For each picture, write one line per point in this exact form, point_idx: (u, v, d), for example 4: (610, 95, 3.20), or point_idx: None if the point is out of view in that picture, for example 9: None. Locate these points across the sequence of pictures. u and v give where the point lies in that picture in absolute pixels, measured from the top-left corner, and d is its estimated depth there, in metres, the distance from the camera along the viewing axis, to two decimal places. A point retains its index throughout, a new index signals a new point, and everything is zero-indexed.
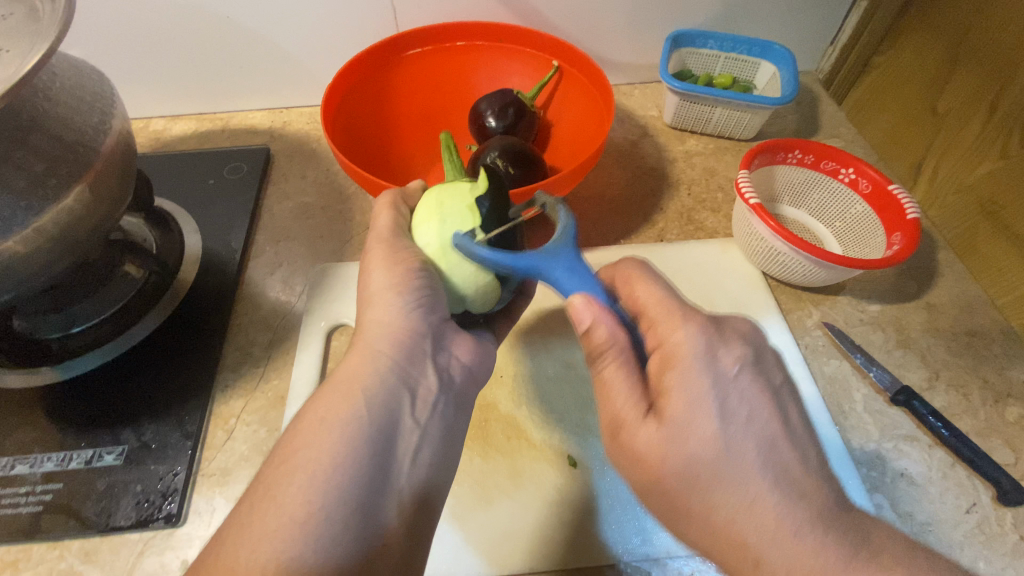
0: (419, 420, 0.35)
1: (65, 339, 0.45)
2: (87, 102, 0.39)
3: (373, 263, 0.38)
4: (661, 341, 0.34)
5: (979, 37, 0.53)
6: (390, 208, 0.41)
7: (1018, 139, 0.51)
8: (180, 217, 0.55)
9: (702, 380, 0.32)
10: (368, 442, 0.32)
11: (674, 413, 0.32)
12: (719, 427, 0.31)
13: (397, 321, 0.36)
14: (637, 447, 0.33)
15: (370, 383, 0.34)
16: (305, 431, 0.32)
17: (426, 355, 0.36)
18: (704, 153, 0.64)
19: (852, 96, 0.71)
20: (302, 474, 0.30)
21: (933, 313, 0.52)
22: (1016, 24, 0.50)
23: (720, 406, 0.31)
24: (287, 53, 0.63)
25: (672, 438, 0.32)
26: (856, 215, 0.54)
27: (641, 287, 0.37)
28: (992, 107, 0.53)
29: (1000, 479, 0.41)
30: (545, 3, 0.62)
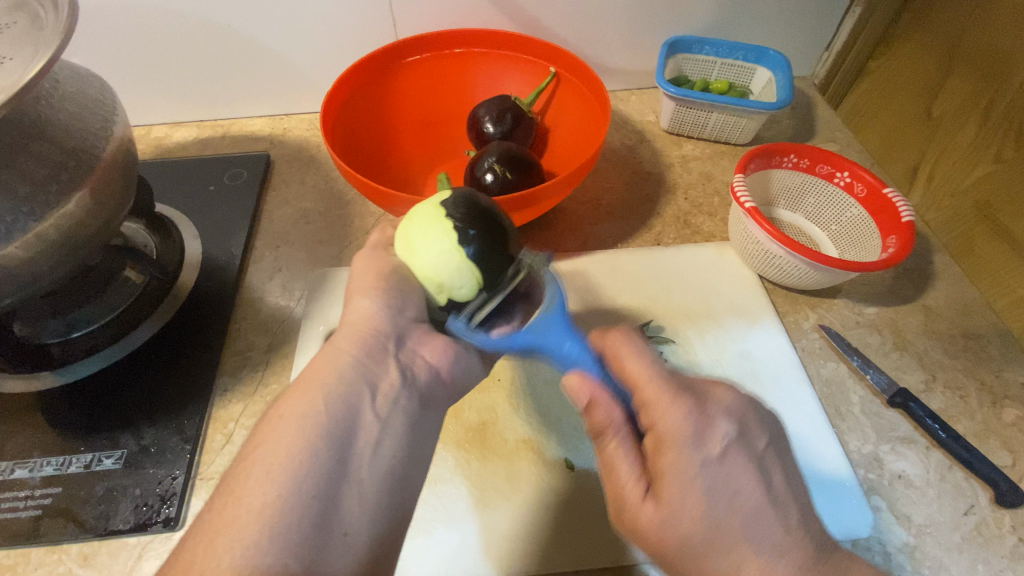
0: (381, 414, 0.34)
1: (66, 344, 0.46)
2: (90, 109, 0.40)
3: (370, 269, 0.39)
4: (654, 425, 0.34)
5: (974, 41, 0.54)
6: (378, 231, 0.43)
7: (1013, 143, 0.51)
8: (181, 222, 0.55)
9: (692, 467, 0.32)
10: (326, 436, 0.31)
11: (669, 498, 0.32)
12: (708, 513, 0.31)
13: (364, 322, 0.37)
14: (640, 524, 0.34)
15: (331, 382, 0.34)
16: (268, 428, 0.32)
17: (387, 353, 0.36)
18: (700, 157, 0.64)
19: (848, 100, 0.71)
20: (261, 468, 0.30)
21: (930, 315, 0.52)
22: (1009, 27, 0.51)
23: (709, 494, 0.31)
24: (288, 61, 0.64)
25: (670, 522, 0.32)
26: (852, 219, 0.55)
27: (630, 363, 0.36)
28: (986, 110, 0.54)
29: (997, 480, 0.41)
30: (543, 11, 0.62)
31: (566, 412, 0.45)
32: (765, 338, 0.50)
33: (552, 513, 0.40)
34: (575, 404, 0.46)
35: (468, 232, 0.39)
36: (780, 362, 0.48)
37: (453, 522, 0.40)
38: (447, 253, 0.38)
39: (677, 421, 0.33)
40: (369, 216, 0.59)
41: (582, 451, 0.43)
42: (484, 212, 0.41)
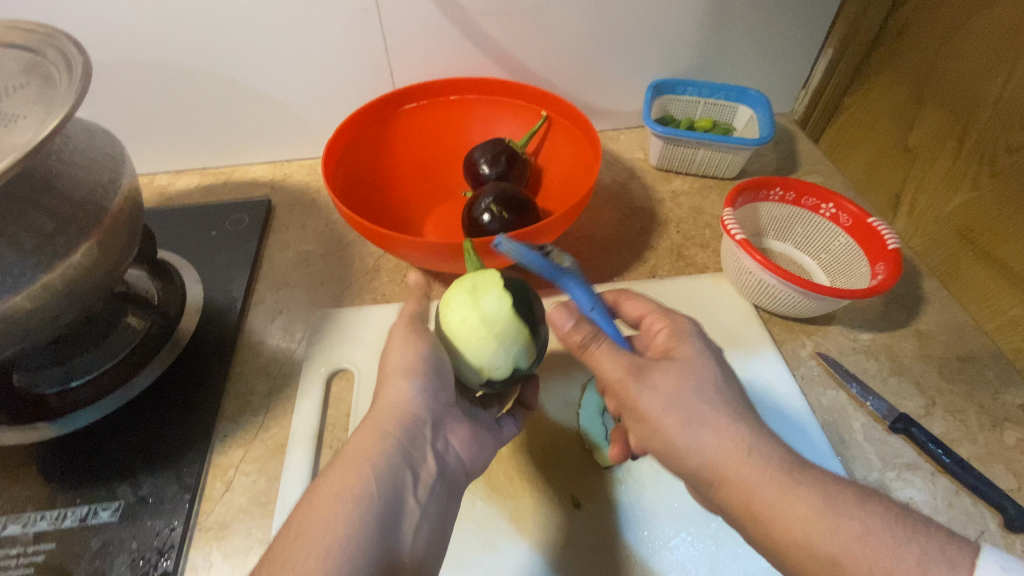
0: (420, 499, 0.36)
1: (64, 393, 0.45)
2: (99, 163, 0.41)
3: (394, 340, 0.40)
4: (665, 326, 0.41)
5: (941, 79, 0.57)
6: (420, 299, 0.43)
7: (986, 173, 0.54)
8: (183, 268, 0.56)
9: (700, 342, 0.39)
10: (373, 520, 0.32)
11: (686, 357, 0.38)
12: (719, 372, 0.37)
13: (404, 404, 0.37)
14: (655, 380, 0.36)
15: (376, 460, 0.35)
16: (318, 505, 0.32)
17: (425, 440, 0.37)
18: (690, 192, 0.66)
19: (828, 135, 0.75)
20: (311, 545, 0.30)
21: (924, 340, 0.53)
22: (973, 65, 0.54)
23: (717, 362, 0.38)
24: (290, 110, 0.67)
25: (690, 373, 0.36)
26: (840, 247, 0.56)
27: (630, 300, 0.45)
28: (959, 141, 0.56)
29: (1005, 505, 0.41)
30: (534, 59, 0.66)
31: (571, 446, 0.45)
32: (764, 366, 0.50)
33: (562, 556, 0.39)
34: (578, 440, 0.45)
35: (509, 321, 0.39)
36: (781, 391, 0.49)
37: (461, 567, 0.39)
38: (487, 341, 0.38)
39: (682, 319, 0.41)
40: (369, 256, 0.60)
41: (587, 489, 0.42)
42: (521, 294, 0.40)
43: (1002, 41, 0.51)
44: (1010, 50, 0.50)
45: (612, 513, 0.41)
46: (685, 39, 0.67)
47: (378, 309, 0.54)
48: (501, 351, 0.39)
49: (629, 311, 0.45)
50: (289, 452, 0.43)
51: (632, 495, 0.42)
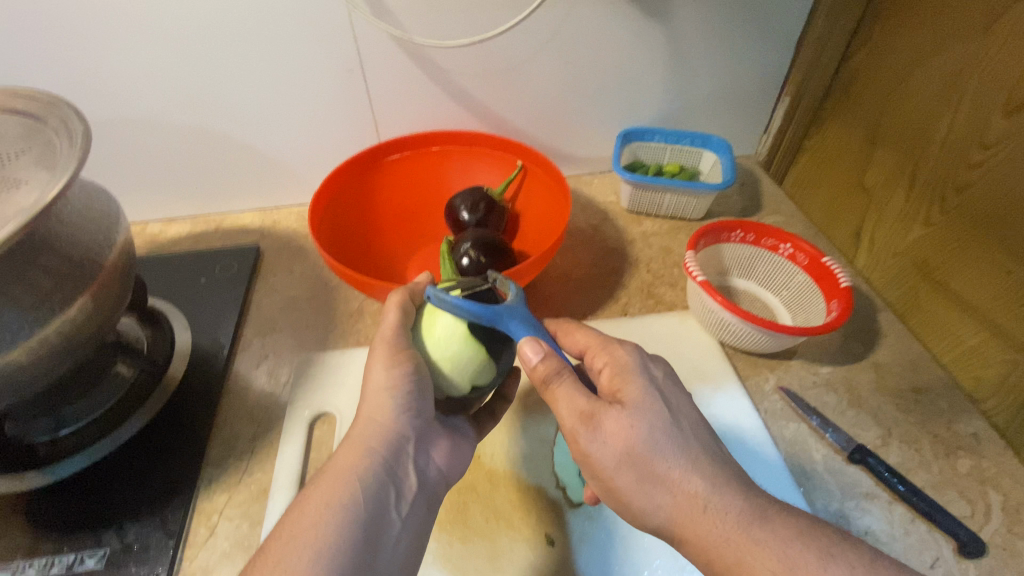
0: (402, 514, 0.37)
1: (54, 442, 0.47)
2: (96, 222, 0.43)
3: (374, 357, 0.40)
4: (607, 362, 0.42)
5: (892, 122, 0.62)
6: (400, 307, 0.43)
7: (936, 208, 0.58)
8: (173, 315, 0.58)
9: (643, 379, 0.39)
10: (358, 533, 0.33)
11: (634, 398, 0.38)
12: (666, 412, 0.38)
13: (388, 421, 0.38)
14: (609, 428, 0.37)
15: (361, 475, 0.36)
16: (302, 519, 0.33)
17: (408, 455, 0.38)
18: (659, 233, 0.70)
19: (791, 175, 0.79)
20: (294, 558, 0.31)
21: (880, 372, 0.56)
22: (920, 111, 0.59)
23: (661, 398, 0.39)
24: (280, 161, 0.70)
25: (639, 417, 0.37)
26: (798, 285, 0.60)
27: (578, 333, 0.45)
28: (910, 181, 0.61)
29: (957, 531, 0.43)
30: (510, 112, 0.70)
31: (545, 482, 0.46)
32: (730, 401, 0.53)
33: None
34: (552, 477, 0.47)
35: (461, 343, 0.41)
36: (746, 425, 0.51)
37: None
38: (442, 362, 0.41)
39: (622, 353, 0.42)
40: (353, 300, 0.62)
41: (561, 525, 0.44)
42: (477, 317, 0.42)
43: (944, 91, 0.56)
44: (952, 98, 0.55)
45: (585, 549, 0.43)
46: (651, 92, 0.71)
47: (360, 352, 0.56)
48: (454, 370, 0.41)
49: (573, 345, 0.45)
50: (272, 496, 0.45)
51: (604, 530, 0.44)
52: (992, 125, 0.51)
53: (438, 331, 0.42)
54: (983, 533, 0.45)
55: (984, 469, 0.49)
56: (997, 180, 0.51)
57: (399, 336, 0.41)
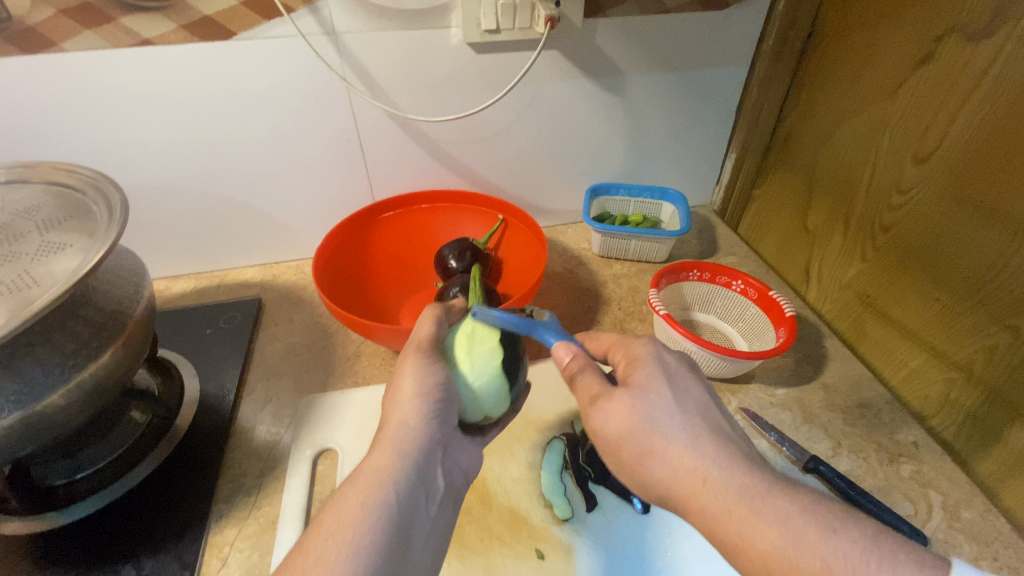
0: (429, 514, 0.41)
1: (71, 484, 0.49)
2: (126, 278, 0.49)
3: (405, 367, 0.45)
4: (623, 355, 0.45)
5: (825, 172, 0.72)
6: (434, 319, 0.49)
7: (871, 245, 0.67)
8: (181, 364, 0.62)
9: (655, 366, 0.42)
10: (392, 527, 0.37)
11: (642, 382, 0.41)
12: (672, 394, 0.41)
13: (418, 425, 0.42)
14: (612, 409, 0.41)
15: (393, 475, 0.40)
16: (339, 513, 0.37)
17: (437, 458, 0.43)
18: (628, 274, 0.78)
19: (744, 221, 0.89)
20: (334, 548, 0.35)
21: (829, 391, 0.63)
22: (846, 162, 0.69)
23: (670, 382, 0.41)
24: (281, 221, 0.77)
25: (644, 398, 0.40)
26: (751, 316, 0.67)
27: (603, 334, 0.49)
28: (845, 222, 0.70)
29: (902, 528, 0.49)
30: (491, 172, 0.78)
31: (535, 502, 0.51)
32: None
33: None
34: (541, 497, 0.51)
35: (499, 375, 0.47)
36: None
37: None
38: (480, 383, 0.46)
39: (637, 345, 0.45)
40: (351, 344, 0.67)
41: (551, 540, 0.48)
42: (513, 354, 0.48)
43: (865, 145, 0.66)
44: (872, 152, 0.65)
45: (573, 560, 0.47)
46: (614, 152, 0.81)
47: (360, 391, 0.60)
48: (484, 397, 0.47)
49: (596, 346, 0.49)
50: (280, 527, 0.48)
51: (590, 541, 0.48)
52: (907, 173, 0.61)
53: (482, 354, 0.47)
54: (927, 528, 0.50)
55: (925, 472, 0.55)
56: (916, 220, 0.61)
57: (434, 345, 0.47)
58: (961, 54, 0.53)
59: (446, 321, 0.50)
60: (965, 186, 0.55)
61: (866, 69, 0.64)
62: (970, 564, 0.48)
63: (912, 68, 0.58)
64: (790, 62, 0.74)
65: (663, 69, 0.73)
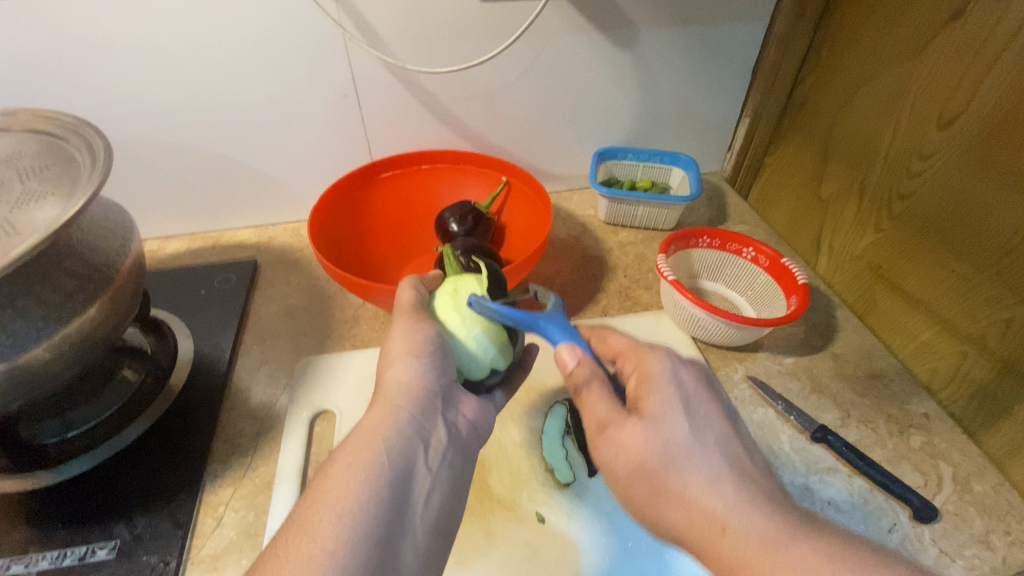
0: (432, 467, 0.39)
1: (62, 443, 0.49)
2: (113, 231, 0.46)
3: (395, 331, 0.45)
4: (635, 366, 0.43)
5: (842, 139, 0.68)
6: (412, 287, 0.49)
7: (886, 214, 0.63)
8: (175, 324, 0.60)
9: (670, 390, 0.40)
10: (388, 484, 0.36)
11: (654, 409, 0.39)
12: (688, 424, 0.38)
13: (414, 381, 0.42)
14: (623, 442, 0.39)
15: (388, 432, 0.39)
16: (333, 474, 0.36)
17: (437, 411, 0.42)
18: (635, 242, 0.76)
19: (754, 189, 0.85)
20: (330, 509, 0.33)
21: (839, 361, 0.61)
22: (866, 128, 0.65)
23: (685, 408, 0.39)
24: (277, 180, 0.74)
25: (656, 431, 0.38)
26: (761, 284, 0.65)
27: (614, 337, 0.46)
28: (861, 191, 0.66)
29: (911, 499, 0.47)
30: (494, 133, 0.75)
31: (536, 466, 0.50)
32: None
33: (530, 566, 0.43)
34: (542, 461, 0.50)
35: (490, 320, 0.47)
36: None
37: None
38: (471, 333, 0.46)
39: (651, 361, 0.42)
40: (349, 307, 0.65)
41: (551, 504, 0.47)
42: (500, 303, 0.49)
43: (886, 109, 0.62)
44: (893, 116, 0.61)
45: (574, 524, 0.46)
46: (624, 114, 0.78)
47: (357, 355, 0.59)
48: (480, 346, 0.46)
49: (608, 347, 0.47)
50: (276, 487, 0.47)
51: (591, 506, 0.47)
52: (929, 139, 0.57)
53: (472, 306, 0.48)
54: (937, 500, 0.49)
55: (935, 444, 0.54)
56: (935, 187, 0.57)
57: (418, 309, 0.47)
58: (995, 9, 0.49)
59: (424, 288, 0.50)
60: (991, 149, 0.51)
61: (892, 28, 0.60)
62: (980, 537, 0.47)
63: (941, 26, 0.54)
64: (810, 22, 0.69)
65: (677, 24, 0.69)
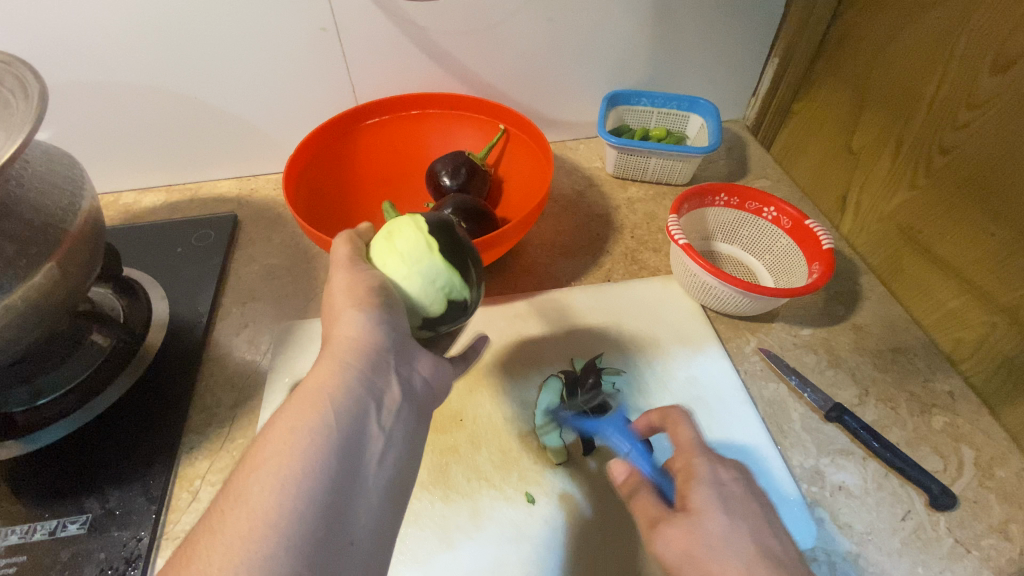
0: (385, 427, 0.35)
1: (31, 412, 0.46)
2: (58, 186, 0.42)
3: (337, 285, 0.39)
4: (684, 464, 0.38)
5: (881, 83, 0.59)
6: (349, 241, 0.42)
7: (924, 171, 0.55)
8: (149, 285, 0.57)
9: (713, 488, 0.36)
10: (334, 452, 0.31)
11: (697, 508, 0.35)
12: (727, 521, 0.34)
13: (363, 334, 0.35)
14: (665, 541, 0.35)
15: (334, 393, 0.33)
16: (270, 443, 0.31)
17: (390, 366, 0.36)
18: (645, 199, 0.70)
19: (778, 140, 0.77)
20: (266, 484, 0.29)
21: (860, 333, 0.57)
22: (909, 70, 0.56)
23: (725, 507, 0.35)
24: (256, 127, 0.68)
25: (695, 528, 0.34)
26: (781, 248, 0.59)
27: (681, 430, 0.40)
28: (897, 144, 0.58)
29: (930, 485, 0.44)
30: (491, 74, 0.68)
31: (528, 444, 0.47)
32: (709, 363, 0.53)
33: (517, 548, 0.41)
34: (535, 438, 0.47)
35: (425, 250, 0.41)
36: (724, 386, 0.52)
37: (418, 566, 0.41)
38: (417, 276, 0.40)
39: (697, 459, 0.38)
40: (333, 268, 0.61)
41: (543, 484, 0.45)
42: (438, 232, 0.43)
43: (936, 47, 0.53)
44: (943, 55, 0.52)
45: (564, 506, 0.44)
46: (637, 52, 0.69)
47: None
48: (424, 279, 0.40)
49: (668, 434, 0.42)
50: None
51: (586, 485, 0.45)
52: (980, 86, 0.49)
53: (414, 248, 0.41)
54: (955, 487, 0.46)
55: (958, 426, 0.50)
56: (984, 141, 0.49)
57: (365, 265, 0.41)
58: None
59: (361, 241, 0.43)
60: None
61: None
62: (999, 527, 0.44)
63: None
64: None
65: None
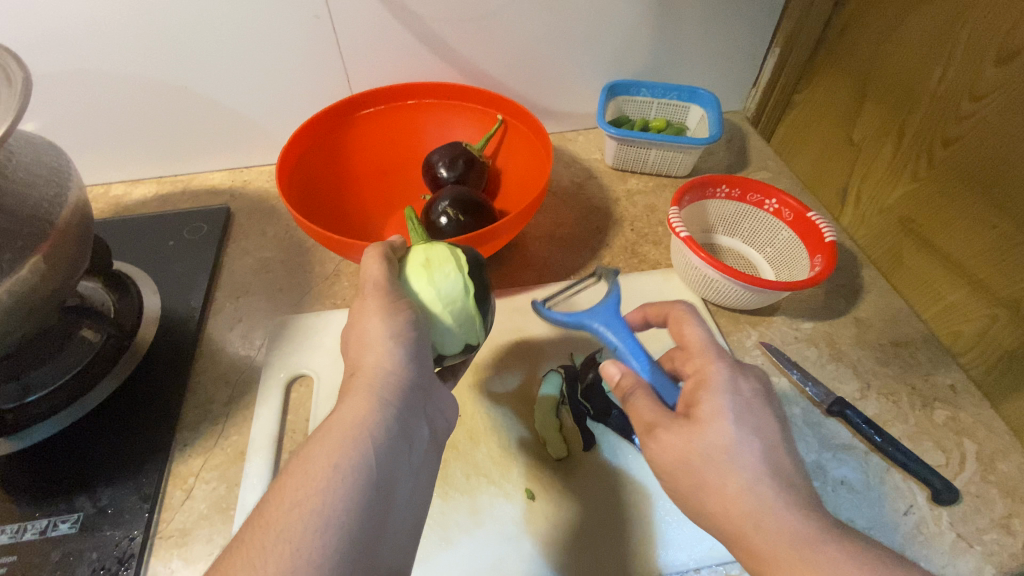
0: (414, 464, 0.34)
1: (20, 408, 0.45)
2: (43, 177, 0.40)
3: (366, 312, 0.37)
4: (697, 369, 0.38)
5: (882, 72, 0.58)
6: (380, 259, 0.41)
7: (925, 162, 0.55)
8: (140, 279, 0.55)
9: (727, 397, 0.35)
10: (372, 489, 0.30)
11: (704, 415, 0.35)
12: (735, 432, 0.34)
13: (397, 370, 0.35)
14: (665, 445, 0.35)
15: (375, 429, 0.32)
16: (305, 478, 0.29)
17: (420, 406, 0.35)
18: (644, 191, 0.69)
19: (778, 131, 0.76)
20: (302, 518, 0.27)
21: (861, 327, 0.56)
22: (911, 59, 0.55)
23: (737, 416, 0.34)
24: (248, 118, 0.66)
25: (700, 435, 0.34)
26: (783, 241, 0.59)
27: (688, 326, 0.41)
28: (899, 135, 0.58)
29: (932, 480, 0.44)
30: (489, 63, 0.66)
31: (527, 440, 0.46)
32: None
33: (517, 546, 0.41)
34: (534, 434, 0.47)
35: (460, 288, 0.41)
36: None
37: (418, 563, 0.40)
38: (450, 313, 0.41)
39: (715, 365, 0.37)
40: (329, 261, 0.60)
41: (542, 480, 0.44)
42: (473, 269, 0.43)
43: (937, 37, 0.52)
44: (945, 45, 0.51)
45: (563, 504, 0.43)
46: (637, 42, 0.68)
47: (337, 314, 0.54)
48: (455, 318, 0.41)
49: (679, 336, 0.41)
50: (248, 458, 0.44)
51: (586, 481, 0.44)
52: (982, 76, 0.48)
53: (451, 284, 0.41)
54: (958, 481, 0.46)
55: (960, 420, 0.50)
56: (987, 132, 0.48)
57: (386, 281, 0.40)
58: None
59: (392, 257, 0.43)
60: None
61: None
62: (1001, 522, 0.43)
63: None
64: None
65: None
